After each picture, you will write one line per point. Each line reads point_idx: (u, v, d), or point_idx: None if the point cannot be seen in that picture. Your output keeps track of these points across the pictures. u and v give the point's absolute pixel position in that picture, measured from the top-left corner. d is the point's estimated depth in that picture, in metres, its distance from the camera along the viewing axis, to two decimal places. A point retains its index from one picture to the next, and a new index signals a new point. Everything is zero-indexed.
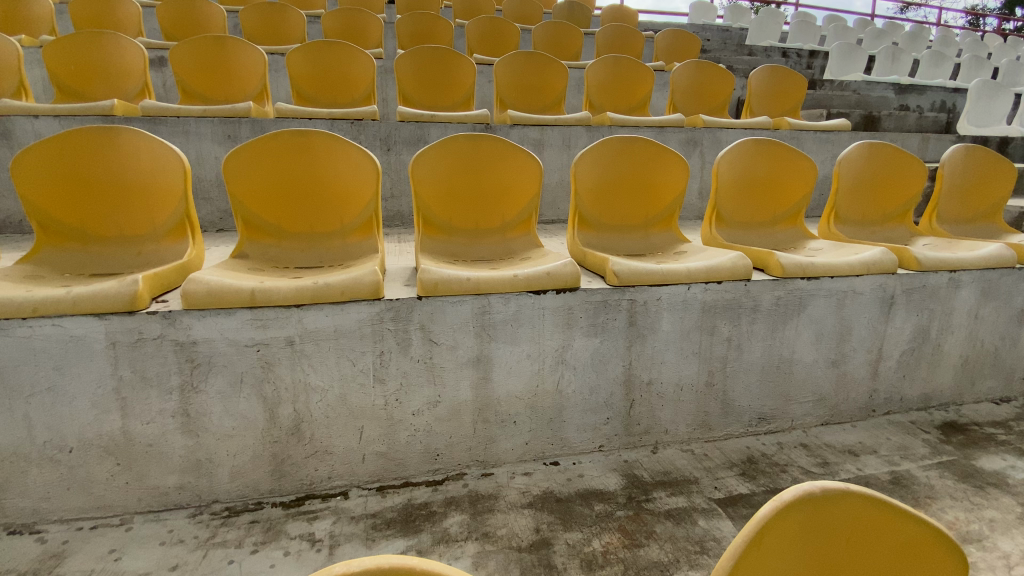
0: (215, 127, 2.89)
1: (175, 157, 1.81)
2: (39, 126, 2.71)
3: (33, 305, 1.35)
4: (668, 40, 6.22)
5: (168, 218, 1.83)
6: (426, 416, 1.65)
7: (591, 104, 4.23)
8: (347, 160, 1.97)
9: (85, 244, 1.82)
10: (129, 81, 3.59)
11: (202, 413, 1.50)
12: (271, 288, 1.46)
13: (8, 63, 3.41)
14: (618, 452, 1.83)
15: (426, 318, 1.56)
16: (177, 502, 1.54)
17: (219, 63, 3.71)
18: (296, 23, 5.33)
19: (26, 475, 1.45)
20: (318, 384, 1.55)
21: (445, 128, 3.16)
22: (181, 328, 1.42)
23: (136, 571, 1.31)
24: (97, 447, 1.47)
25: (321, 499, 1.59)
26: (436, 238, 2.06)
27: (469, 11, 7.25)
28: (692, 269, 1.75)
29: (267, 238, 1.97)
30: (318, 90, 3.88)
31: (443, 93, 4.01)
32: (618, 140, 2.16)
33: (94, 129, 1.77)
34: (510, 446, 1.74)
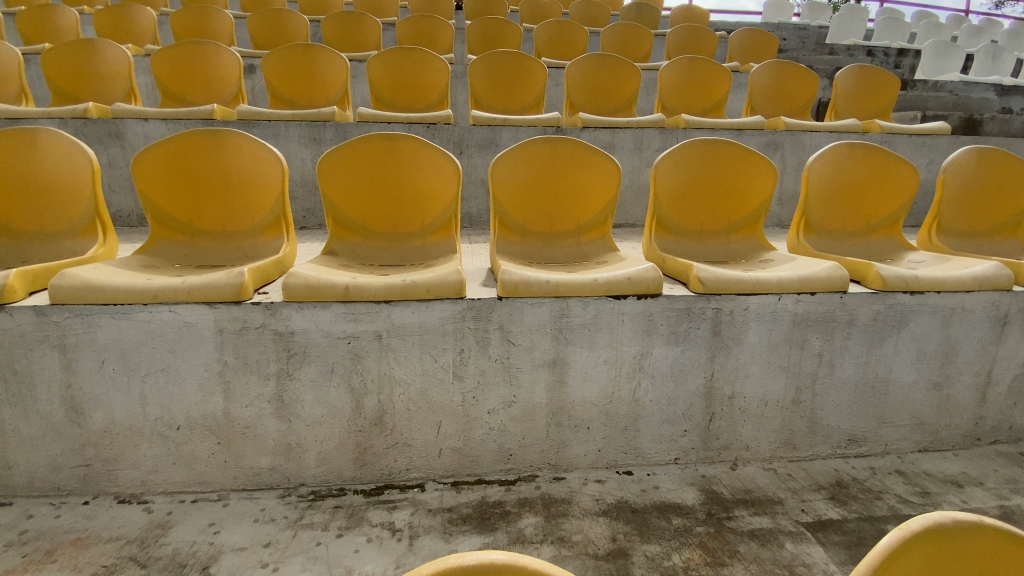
0: (302, 130, 3.06)
1: (274, 158, 1.93)
2: (148, 128, 2.95)
3: (154, 292, 1.47)
4: (743, 40, 5.98)
5: (266, 215, 1.95)
6: (501, 416, 1.66)
7: (664, 106, 4.13)
8: (430, 163, 2.03)
9: (191, 237, 1.96)
10: (224, 87, 3.86)
11: (294, 399, 1.58)
12: (363, 284, 1.52)
13: (120, 70, 3.75)
14: (695, 466, 1.76)
15: (505, 318, 1.57)
16: (268, 482, 1.63)
17: (305, 70, 3.93)
18: (373, 30, 5.55)
19: (137, 448, 1.58)
20: (401, 378, 1.59)
21: (517, 131, 3.19)
22: (281, 318, 1.51)
23: (233, 544, 1.39)
24: (201, 426, 1.58)
25: (399, 490, 1.63)
26: (511, 240, 2.06)
27: (537, 15, 7.29)
28: (784, 279, 1.67)
29: (352, 236, 2.05)
30: (395, 94, 4.01)
31: (513, 96, 4.04)
32: (701, 142, 2.10)
33: (203, 131, 1.91)
34: (584, 452, 1.72)
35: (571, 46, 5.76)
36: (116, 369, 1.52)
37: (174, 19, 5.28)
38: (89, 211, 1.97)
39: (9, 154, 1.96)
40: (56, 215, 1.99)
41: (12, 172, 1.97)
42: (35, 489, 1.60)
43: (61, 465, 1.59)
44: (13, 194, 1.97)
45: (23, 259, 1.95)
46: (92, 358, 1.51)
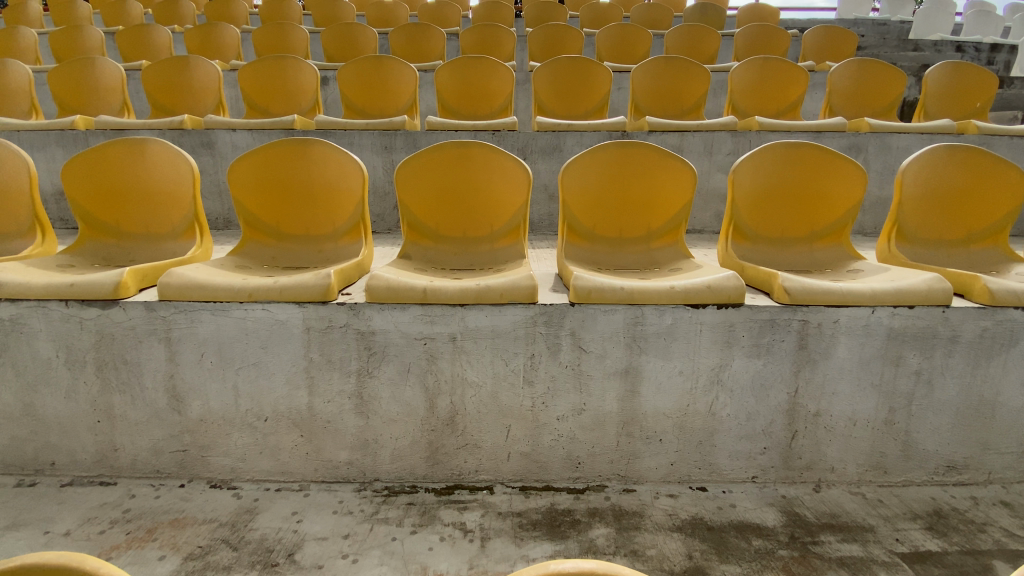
0: (374, 138, 3.18)
1: (354, 165, 2.03)
2: (235, 138, 3.17)
3: (249, 292, 1.57)
4: (817, 39, 5.70)
5: (347, 219, 2.05)
6: (570, 423, 1.65)
7: (734, 108, 3.98)
8: (501, 169, 2.05)
9: (277, 240, 2.09)
10: (303, 98, 4.08)
11: (373, 397, 1.64)
12: (440, 287, 1.56)
13: (210, 84, 4.06)
14: (775, 485, 1.68)
15: (577, 325, 1.56)
16: (345, 476, 1.70)
17: (376, 81, 4.09)
18: (438, 41, 5.71)
19: (228, 437, 1.69)
20: (473, 380, 1.62)
21: (582, 136, 3.17)
22: (363, 319, 1.58)
23: (315, 534, 1.46)
24: (286, 419, 1.67)
25: (469, 491, 1.65)
26: (580, 246, 2.03)
27: (597, 20, 7.25)
28: (878, 290, 1.57)
29: (425, 240, 2.10)
30: (461, 102, 4.10)
31: (578, 101, 4.02)
32: (781, 146, 2.02)
33: (290, 141, 2.04)
34: (655, 465, 1.68)
35: (633, 50, 5.68)
36: (213, 361, 1.63)
37: (256, 36, 5.65)
38: (188, 215, 2.13)
39: (122, 164, 2.15)
40: (159, 219, 2.17)
41: (122, 180, 2.16)
42: (139, 470, 1.75)
43: (161, 449, 1.72)
44: (123, 199, 2.17)
45: (131, 258, 2.14)
46: (192, 351, 1.63)
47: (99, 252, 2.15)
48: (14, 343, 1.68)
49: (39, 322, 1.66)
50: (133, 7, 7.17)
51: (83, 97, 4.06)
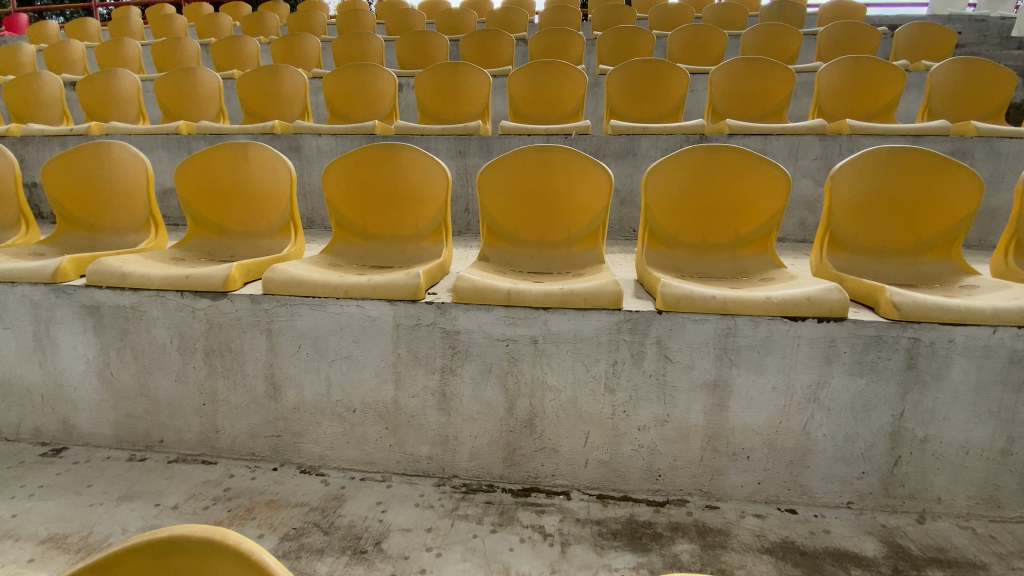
0: (449, 143, 3.27)
1: (439, 169, 2.13)
2: (320, 142, 3.34)
3: (344, 289, 1.66)
4: (911, 36, 5.30)
5: (429, 222, 2.16)
6: (652, 434, 1.61)
7: (820, 110, 3.81)
8: (583, 173, 2.04)
9: (364, 240, 2.23)
10: (381, 104, 4.24)
11: (454, 394, 1.68)
12: (524, 290, 1.58)
13: (297, 91, 4.31)
14: (873, 513, 1.58)
15: (664, 333, 1.52)
16: (425, 470, 1.75)
17: (451, 87, 4.19)
18: (507, 46, 5.78)
19: (319, 426, 1.79)
20: (554, 384, 1.62)
21: (657, 139, 3.09)
22: (449, 318, 1.62)
23: (399, 525, 1.51)
24: (373, 411, 1.74)
25: (546, 494, 1.65)
26: (661, 252, 1.99)
27: (668, 22, 7.09)
28: (1002, 309, 1.44)
29: (502, 243, 2.12)
30: (532, 106, 4.13)
31: (651, 104, 3.95)
32: (884, 152, 1.91)
33: (381, 146, 2.18)
34: (740, 482, 1.62)
35: (708, 51, 5.51)
36: (309, 353, 1.73)
37: (337, 45, 5.94)
38: (284, 214, 2.27)
39: (228, 165, 2.31)
40: (258, 217, 2.32)
41: (226, 180, 2.33)
42: (237, 452, 1.88)
43: (257, 433, 1.84)
44: (226, 199, 2.33)
45: (232, 254, 2.30)
46: (290, 342, 1.73)
47: (204, 247, 2.33)
48: (134, 328, 1.85)
49: (157, 310, 1.81)
50: (225, 20, 7.72)
51: (184, 104, 4.42)
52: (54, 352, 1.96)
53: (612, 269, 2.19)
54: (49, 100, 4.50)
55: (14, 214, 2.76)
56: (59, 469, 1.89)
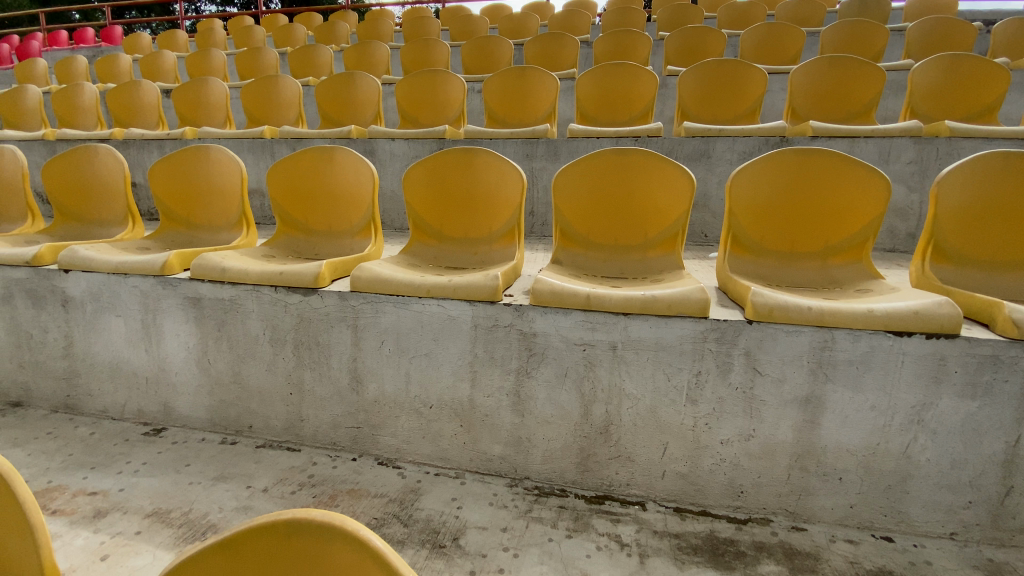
0: (517, 146, 3.29)
1: (515, 173, 2.15)
2: (393, 146, 3.45)
3: (426, 288, 1.71)
4: (1013, 31, 4.86)
5: (503, 224, 2.19)
6: (735, 448, 1.56)
7: (913, 111, 3.54)
8: (662, 177, 2.00)
9: (439, 241, 2.29)
10: (450, 110, 4.33)
11: (529, 396, 1.68)
12: (604, 295, 1.55)
13: (370, 97, 4.47)
14: (979, 546, 1.46)
15: (753, 344, 1.46)
16: (498, 470, 1.77)
17: (519, 91, 4.22)
18: (572, 49, 5.76)
19: (397, 420, 1.85)
20: (632, 392, 1.59)
21: (734, 142, 2.97)
22: (527, 320, 1.62)
23: (475, 523, 1.53)
24: (449, 409, 1.78)
25: (620, 503, 1.63)
26: (744, 259, 1.92)
27: (738, 21, 6.84)
28: None
29: (576, 246, 2.11)
30: (600, 109, 4.10)
31: (725, 105, 3.81)
32: (997, 156, 1.76)
33: (459, 150, 2.23)
34: (830, 505, 1.53)
35: (783, 49, 5.25)
36: (391, 349, 1.79)
37: (405, 52, 6.12)
38: (365, 216, 2.37)
39: (314, 168, 2.44)
40: (340, 218, 2.43)
41: (312, 182, 2.45)
42: (319, 441, 1.97)
43: (339, 424, 1.93)
44: (311, 200, 2.46)
45: (316, 252, 2.43)
46: (374, 338, 1.80)
47: (291, 245, 2.47)
48: (231, 320, 1.98)
49: (252, 304, 1.93)
50: (300, 31, 8.13)
51: (266, 110, 4.70)
52: (159, 339, 2.13)
53: (697, 275, 2.10)
54: (149, 108, 4.90)
55: (123, 211, 3.03)
56: (159, 448, 2.05)
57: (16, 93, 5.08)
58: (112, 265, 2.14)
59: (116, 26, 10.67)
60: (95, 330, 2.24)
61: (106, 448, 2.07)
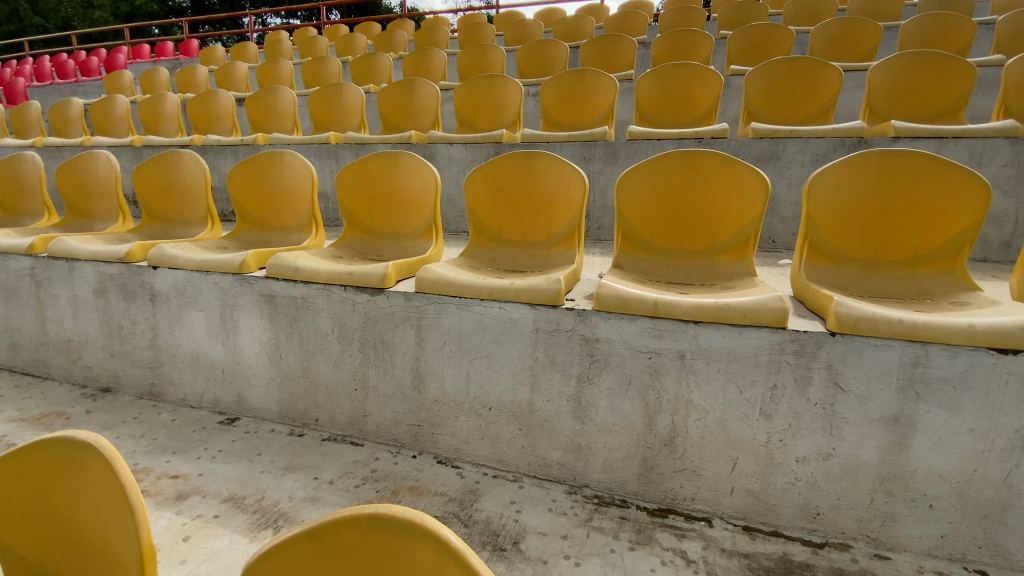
0: (575, 149, 3.27)
1: (576, 176, 2.13)
2: (451, 150, 3.50)
3: (489, 291, 1.72)
4: None
5: (563, 228, 2.18)
6: (812, 467, 1.47)
7: (1007, 109, 3.26)
8: (734, 180, 1.93)
9: (498, 243, 2.31)
10: (506, 114, 4.36)
11: (591, 403, 1.66)
12: (672, 301, 1.50)
13: (429, 103, 4.57)
14: None
15: (836, 357, 1.38)
16: (556, 476, 1.75)
17: (576, 94, 4.20)
18: (629, 51, 5.66)
19: (456, 420, 1.87)
20: (700, 404, 1.53)
21: (805, 143, 2.83)
22: (590, 325, 1.60)
23: (535, 528, 1.53)
24: (508, 412, 1.78)
25: (685, 518, 1.58)
26: (821, 266, 1.82)
27: (806, 17, 6.51)
28: None
29: (639, 251, 2.07)
30: (660, 111, 4.01)
31: (794, 105, 3.64)
32: None
33: (521, 154, 2.24)
34: (917, 533, 1.43)
35: (857, 44, 4.95)
36: (452, 350, 1.81)
37: (462, 57, 6.22)
38: (427, 218, 2.41)
39: (380, 172, 2.51)
40: (403, 221, 2.49)
41: (377, 185, 2.53)
42: (381, 437, 2.03)
43: (400, 421, 1.97)
44: (376, 203, 2.54)
45: (380, 254, 2.51)
46: (436, 338, 1.83)
47: (356, 246, 2.56)
48: (302, 317, 2.07)
49: (322, 302, 2.01)
50: (361, 40, 8.42)
51: (331, 115, 4.89)
52: (235, 333, 2.26)
53: (770, 283, 2.01)
54: (225, 116, 5.21)
55: (203, 213, 3.23)
56: (233, 436, 2.16)
57: (108, 103, 5.52)
58: (195, 263, 2.28)
59: (191, 39, 11.32)
60: (179, 323, 2.40)
61: (186, 434, 2.20)
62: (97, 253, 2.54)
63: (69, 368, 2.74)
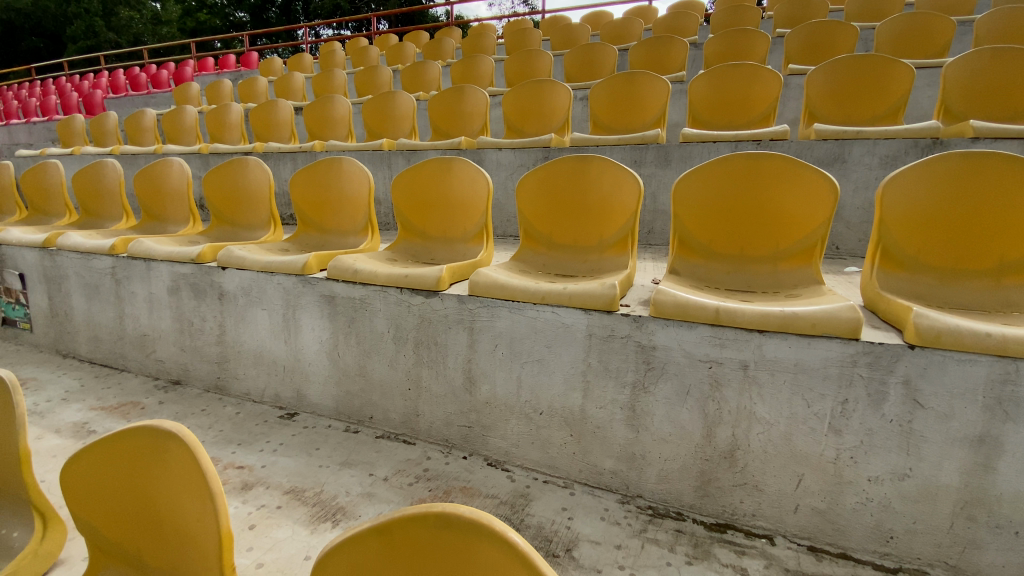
0: (626, 153, 3.22)
1: (631, 180, 2.11)
2: (500, 155, 3.53)
3: (542, 295, 1.72)
4: None
5: (615, 233, 2.16)
6: (885, 487, 1.39)
7: None
8: (800, 184, 1.85)
9: (550, 248, 2.31)
10: (555, 118, 4.36)
11: (645, 412, 1.63)
12: (735, 309, 1.46)
13: (478, 109, 4.62)
14: None
15: (914, 372, 1.30)
16: (608, 484, 1.73)
17: (627, 97, 4.15)
18: (680, 52, 5.54)
19: (506, 423, 1.88)
20: (763, 416, 1.48)
21: (873, 145, 2.68)
22: (646, 332, 1.57)
23: (588, 536, 1.51)
24: (560, 417, 1.77)
25: (745, 534, 1.52)
26: (896, 275, 1.72)
27: (871, 12, 6.19)
28: None
29: (696, 256, 2.02)
30: (714, 113, 3.91)
31: (860, 105, 3.46)
32: None
33: (573, 158, 2.23)
34: (1003, 563, 1.33)
35: (928, 40, 4.66)
36: (504, 353, 1.83)
37: (510, 63, 6.26)
38: (478, 222, 2.44)
39: (434, 177, 2.57)
40: (455, 225, 2.53)
41: (431, 190, 2.59)
42: (432, 437, 2.06)
43: (451, 422, 2.00)
44: (430, 207, 2.59)
45: (432, 257, 2.56)
46: (488, 341, 1.85)
47: (409, 250, 2.63)
48: (360, 317, 2.14)
49: (379, 303, 2.07)
50: (410, 49, 8.64)
51: (384, 122, 5.04)
52: (296, 331, 2.35)
53: (839, 292, 1.91)
54: (284, 124, 5.46)
55: (267, 217, 3.40)
56: (293, 430, 2.25)
57: (179, 114, 5.89)
58: (261, 264, 2.40)
59: (251, 52, 11.88)
60: (244, 321, 2.52)
61: (249, 427, 2.31)
62: (172, 254, 2.71)
63: (143, 361, 2.93)
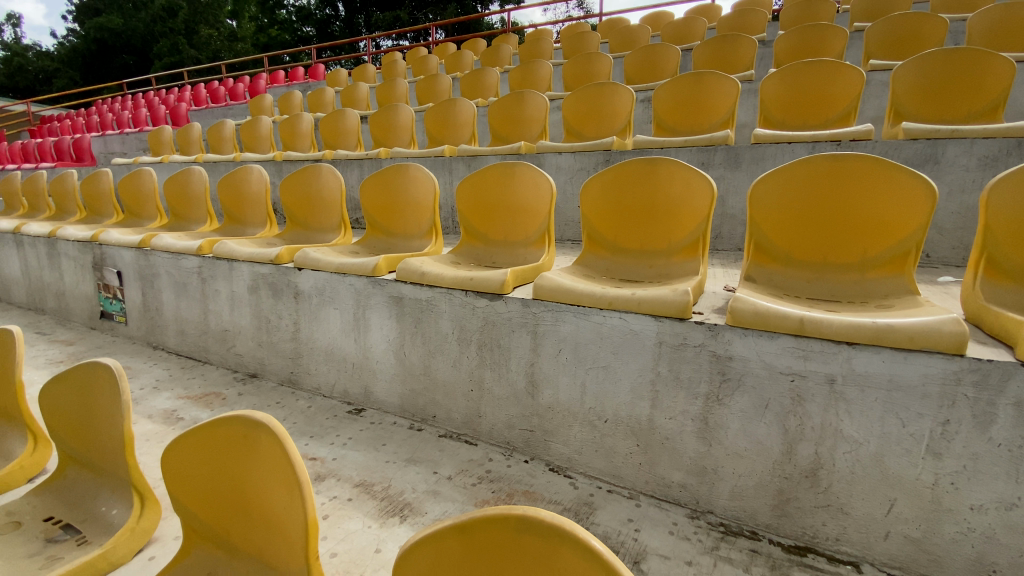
0: (692, 155, 3.13)
1: (702, 182, 2.04)
2: (560, 160, 3.53)
3: (609, 300, 1.69)
4: None
5: (684, 238, 2.09)
6: (990, 518, 1.28)
7: None
8: (890, 186, 1.72)
9: (614, 253, 2.28)
10: (617, 121, 4.29)
11: (719, 425, 1.57)
12: (821, 319, 1.38)
13: (538, 114, 4.64)
14: None
15: None
16: (676, 497, 1.68)
17: (693, 98, 4.03)
18: (748, 51, 5.33)
19: (570, 429, 1.87)
20: (851, 435, 1.39)
21: (971, 144, 2.46)
22: (722, 342, 1.51)
23: (657, 549, 1.47)
24: (626, 426, 1.74)
25: (828, 559, 1.43)
26: (1003, 286, 1.55)
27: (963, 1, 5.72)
28: None
29: (773, 263, 1.93)
30: (788, 112, 3.72)
31: (955, 101, 3.19)
32: None
33: (640, 161, 2.19)
34: None
35: None
36: (569, 358, 1.81)
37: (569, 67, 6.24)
38: (541, 226, 2.44)
39: (498, 181, 2.59)
40: (518, 229, 2.55)
41: (495, 195, 2.62)
42: (494, 438, 2.08)
43: (513, 425, 2.01)
44: (493, 211, 2.62)
45: (494, 261, 2.59)
46: (552, 346, 1.84)
47: (472, 254, 2.67)
48: (426, 318, 2.19)
49: (446, 305, 2.11)
50: (467, 58, 8.80)
51: (445, 128, 5.15)
52: (365, 330, 2.44)
53: (938, 305, 1.76)
54: (351, 132, 5.70)
55: (337, 221, 3.56)
56: (361, 426, 2.34)
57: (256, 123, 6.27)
58: (334, 266, 2.51)
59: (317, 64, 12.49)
60: (317, 319, 2.65)
61: (321, 421, 2.42)
62: (252, 255, 2.89)
63: (225, 354, 3.14)
